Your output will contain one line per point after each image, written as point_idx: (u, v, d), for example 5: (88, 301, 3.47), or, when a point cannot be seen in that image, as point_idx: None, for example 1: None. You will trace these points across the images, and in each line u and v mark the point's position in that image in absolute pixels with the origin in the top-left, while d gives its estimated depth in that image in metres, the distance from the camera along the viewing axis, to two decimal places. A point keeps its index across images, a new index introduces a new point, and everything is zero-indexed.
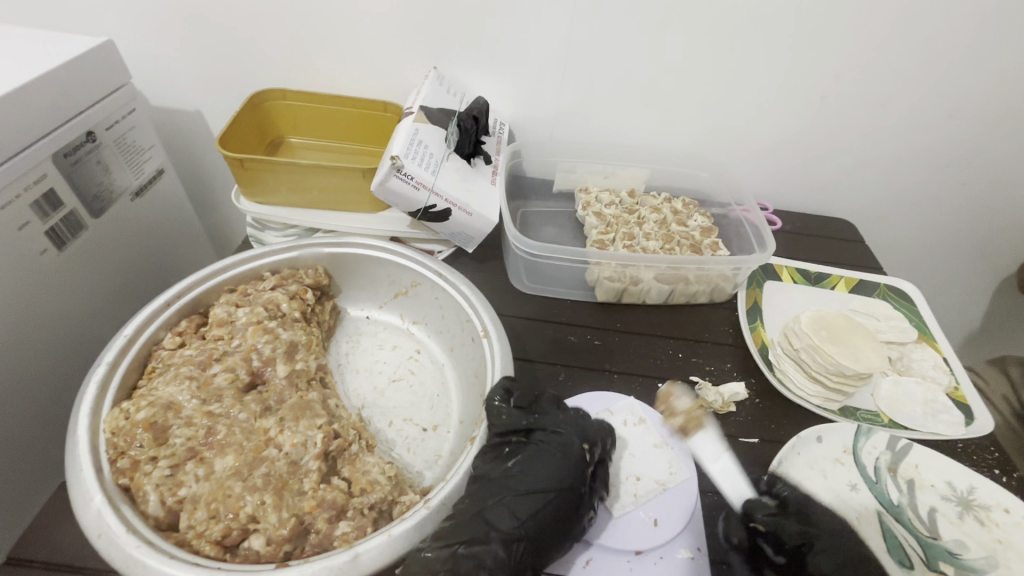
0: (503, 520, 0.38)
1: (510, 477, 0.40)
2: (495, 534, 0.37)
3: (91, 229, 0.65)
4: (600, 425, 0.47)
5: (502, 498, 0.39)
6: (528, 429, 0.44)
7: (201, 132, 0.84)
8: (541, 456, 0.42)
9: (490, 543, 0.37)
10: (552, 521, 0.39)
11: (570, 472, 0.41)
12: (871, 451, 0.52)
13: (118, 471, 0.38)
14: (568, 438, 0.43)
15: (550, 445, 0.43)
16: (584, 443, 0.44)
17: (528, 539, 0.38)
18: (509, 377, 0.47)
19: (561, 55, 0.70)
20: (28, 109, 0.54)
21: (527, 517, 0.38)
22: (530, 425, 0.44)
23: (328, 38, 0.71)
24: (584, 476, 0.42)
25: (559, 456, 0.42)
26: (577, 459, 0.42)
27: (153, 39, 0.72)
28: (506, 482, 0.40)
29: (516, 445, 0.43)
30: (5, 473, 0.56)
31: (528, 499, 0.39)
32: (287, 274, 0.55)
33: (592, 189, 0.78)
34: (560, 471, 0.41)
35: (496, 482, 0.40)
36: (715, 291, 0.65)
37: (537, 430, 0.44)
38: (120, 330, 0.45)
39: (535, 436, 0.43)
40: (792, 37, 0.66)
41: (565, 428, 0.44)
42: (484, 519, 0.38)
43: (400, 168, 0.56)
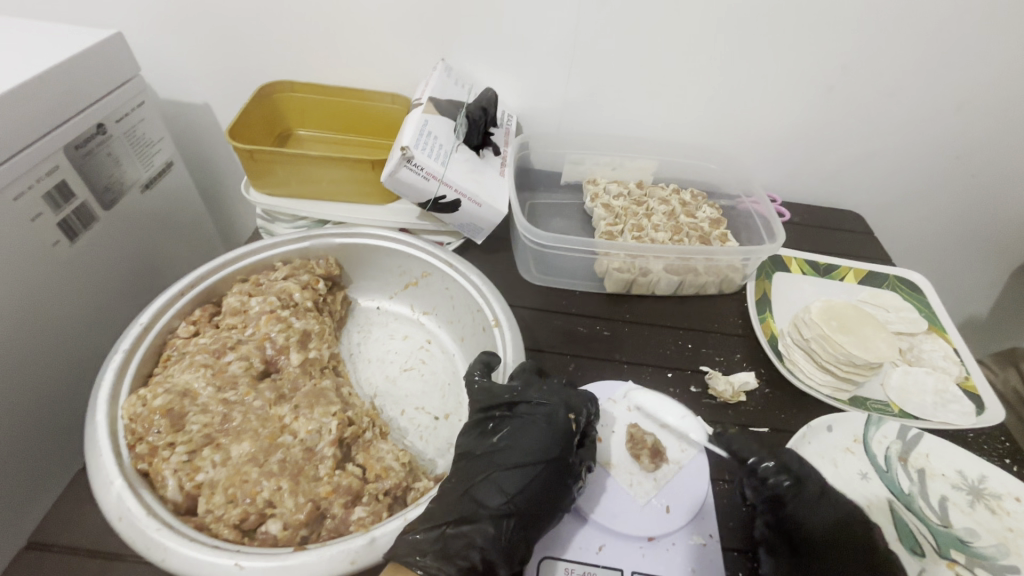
0: (491, 497, 0.38)
1: (496, 452, 0.41)
2: (484, 511, 0.38)
3: (102, 220, 0.65)
4: (582, 394, 0.46)
5: (489, 475, 0.40)
6: (511, 403, 0.44)
7: (210, 126, 0.84)
8: (526, 428, 0.42)
9: (479, 521, 0.37)
10: (543, 497, 0.39)
11: (556, 443, 0.41)
12: (882, 440, 0.52)
13: (137, 455, 0.38)
14: (552, 408, 0.43)
15: (533, 416, 0.43)
16: (569, 412, 0.43)
17: (517, 514, 0.38)
18: (489, 353, 0.50)
19: (567, 45, 0.70)
20: (40, 101, 0.54)
21: (514, 491, 0.39)
22: (513, 399, 0.44)
23: (336, 29, 0.71)
24: (569, 445, 0.42)
25: (543, 427, 0.42)
26: (563, 429, 0.42)
27: (162, 31, 0.72)
28: (492, 458, 0.41)
29: (500, 418, 0.44)
30: (22, 460, 0.57)
31: (516, 473, 0.39)
32: (299, 264, 0.55)
33: (600, 181, 0.78)
34: (544, 440, 0.41)
35: (484, 459, 0.41)
36: (724, 282, 0.65)
37: (520, 403, 0.44)
38: (135, 319, 0.45)
39: (519, 409, 0.44)
40: (801, 26, 0.66)
41: (549, 398, 0.44)
42: (473, 498, 0.39)
43: (411, 158, 0.56)
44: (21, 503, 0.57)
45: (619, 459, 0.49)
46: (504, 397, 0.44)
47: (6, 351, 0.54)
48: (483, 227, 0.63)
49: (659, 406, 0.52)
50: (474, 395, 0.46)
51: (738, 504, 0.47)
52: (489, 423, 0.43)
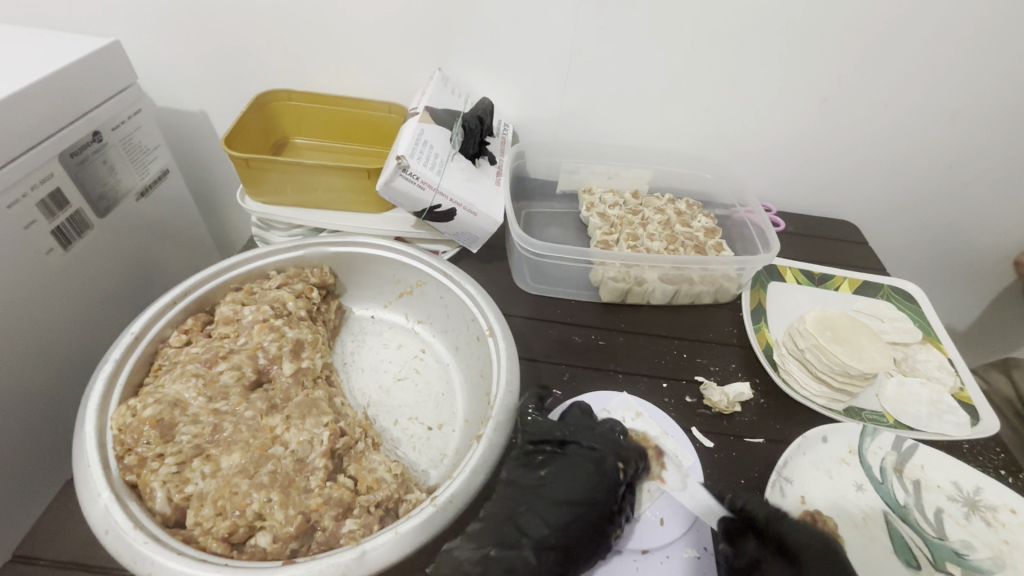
0: (535, 527, 0.39)
1: (542, 486, 0.41)
2: (528, 540, 0.38)
3: (97, 228, 0.65)
4: (637, 447, 0.46)
5: (532, 505, 0.40)
6: (562, 441, 0.45)
7: (206, 133, 0.84)
8: (575, 467, 0.42)
9: (522, 550, 0.38)
10: (586, 535, 0.40)
11: (604, 487, 0.42)
12: (877, 451, 0.52)
13: (125, 467, 0.38)
14: (604, 452, 0.44)
15: (586, 457, 0.43)
16: (618, 460, 0.44)
17: (560, 548, 0.39)
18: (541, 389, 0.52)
19: (564, 55, 0.70)
20: (35, 108, 0.54)
21: (557, 526, 0.39)
22: (564, 437, 0.45)
23: (334, 40, 0.71)
24: (616, 492, 0.42)
25: (594, 469, 0.42)
26: (611, 476, 0.43)
27: (159, 40, 0.72)
28: (538, 491, 0.41)
29: (549, 454, 0.44)
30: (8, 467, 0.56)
31: (562, 509, 0.40)
32: (293, 273, 0.55)
33: (595, 190, 0.78)
34: (593, 482, 0.42)
35: (529, 489, 0.41)
36: (719, 292, 0.65)
37: (571, 443, 0.44)
38: (126, 328, 0.45)
39: (568, 448, 0.44)
40: (796, 36, 0.66)
41: (601, 443, 0.45)
42: (517, 526, 0.39)
43: (406, 167, 0.56)
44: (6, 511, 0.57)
45: None
46: (556, 434, 0.45)
47: None
48: (479, 237, 0.63)
49: (651, 418, 0.53)
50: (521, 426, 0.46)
51: None
52: (538, 455, 0.44)
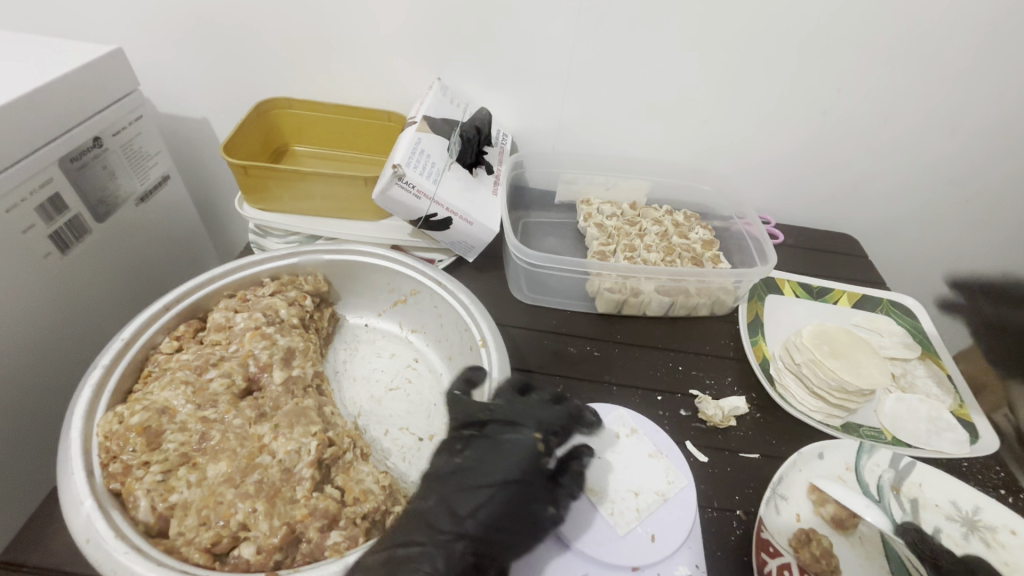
0: (445, 520, 0.39)
1: (457, 472, 0.42)
2: (439, 535, 0.38)
3: (95, 233, 0.66)
4: (562, 417, 0.48)
5: (442, 494, 0.41)
6: (482, 423, 0.46)
7: (207, 140, 0.85)
8: (493, 449, 0.44)
9: (428, 545, 0.38)
10: (501, 517, 0.40)
11: (522, 465, 0.43)
12: (874, 469, 0.51)
13: (110, 475, 0.37)
14: (523, 428, 0.46)
15: (504, 440, 0.45)
16: (537, 434, 0.45)
17: (470, 538, 0.39)
18: (472, 369, 0.52)
19: (563, 68, 0.71)
20: (37, 113, 0.55)
21: (470, 511, 0.40)
22: (484, 419, 0.46)
23: (336, 50, 0.72)
24: (535, 466, 0.44)
25: (510, 448, 0.44)
26: (529, 452, 0.44)
27: (164, 48, 0.73)
28: (453, 478, 0.42)
29: (468, 438, 0.45)
30: None
31: (473, 492, 0.41)
32: (287, 280, 0.55)
33: (594, 201, 0.78)
34: (509, 463, 0.43)
35: (444, 478, 0.42)
36: (716, 304, 0.65)
37: (489, 424, 0.46)
38: (117, 334, 0.44)
39: (487, 429, 0.46)
40: (794, 50, 0.67)
41: (522, 420, 0.46)
42: (428, 522, 0.39)
43: (401, 176, 0.56)
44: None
45: (606, 484, 0.47)
46: (477, 417, 0.47)
47: None
48: (475, 246, 0.63)
49: (647, 435, 0.51)
50: (451, 410, 0.49)
51: (727, 531, 0.46)
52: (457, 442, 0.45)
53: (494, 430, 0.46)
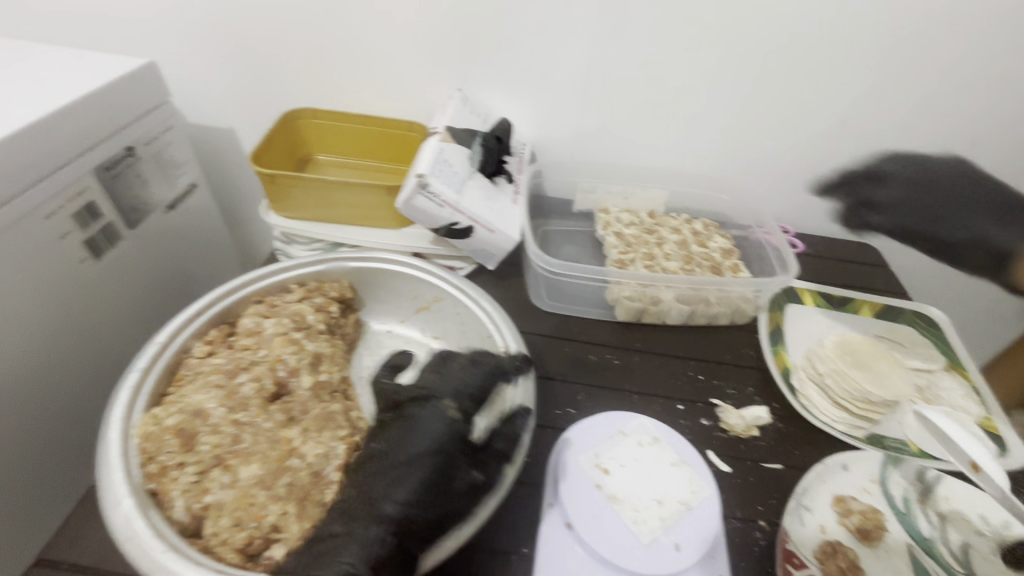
0: (365, 505, 0.38)
1: (373, 458, 0.41)
2: (358, 519, 0.37)
3: (127, 239, 0.69)
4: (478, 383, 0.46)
5: (363, 481, 0.39)
6: (400, 406, 0.44)
7: (232, 149, 0.87)
8: (406, 428, 0.41)
9: (350, 530, 0.36)
10: (420, 490, 0.38)
11: (435, 436, 0.41)
12: (900, 481, 0.50)
13: (147, 475, 0.38)
14: (437, 397, 0.43)
15: (417, 416, 0.42)
16: (449, 404, 0.43)
17: (390, 515, 0.37)
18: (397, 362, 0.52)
19: (579, 79, 0.72)
20: (72, 124, 0.58)
21: (388, 492, 0.38)
22: (401, 402, 0.44)
23: (360, 62, 0.74)
24: (450, 436, 0.41)
25: (422, 424, 0.41)
26: (443, 424, 0.42)
27: (194, 61, 0.76)
28: (370, 465, 0.40)
29: (388, 423, 0.44)
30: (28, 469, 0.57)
31: (387, 474, 0.39)
32: (314, 286, 0.56)
33: (612, 211, 0.78)
34: (422, 436, 0.41)
35: (365, 463, 0.41)
36: (736, 313, 0.65)
37: (407, 404, 0.44)
38: (153, 338, 0.46)
39: (404, 411, 0.43)
40: (808, 61, 0.68)
41: (438, 392, 0.44)
42: (348, 508, 0.38)
43: (426, 185, 0.57)
44: (24, 517, 0.58)
45: (628, 492, 0.45)
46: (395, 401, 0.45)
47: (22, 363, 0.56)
48: (496, 254, 0.64)
49: (669, 445, 0.49)
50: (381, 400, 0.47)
51: (750, 542, 0.46)
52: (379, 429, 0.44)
53: (410, 407, 0.44)
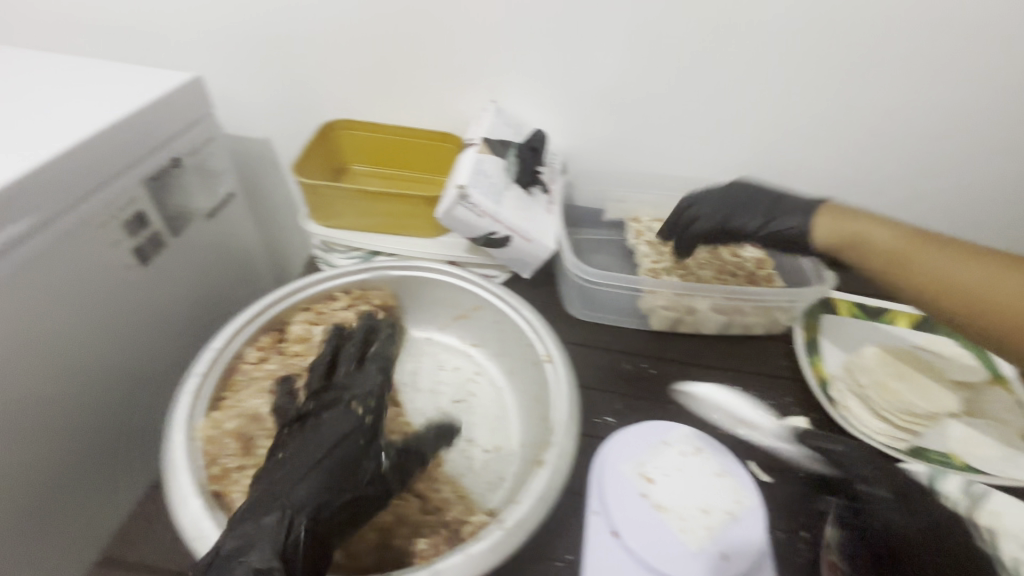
0: (274, 509, 0.37)
1: (278, 464, 0.40)
2: (263, 521, 0.36)
3: (171, 246, 0.71)
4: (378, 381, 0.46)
5: (270, 487, 0.38)
6: (302, 417, 0.43)
7: (268, 160, 0.89)
8: (314, 434, 0.41)
9: (259, 535, 0.35)
10: (332, 484, 0.39)
11: (341, 434, 0.41)
12: (946, 496, 0.49)
13: (211, 478, 0.41)
14: (346, 400, 0.44)
15: (324, 417, 0.43)
16: (353, 403, 0.44)
17: (302, 511, 0.37)
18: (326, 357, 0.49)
19: (613, 90, 0.73)
20: (122, 138, 0.60)
21: (299, 492, 0.38)
22: (304, 412, 0.43)
23: (396, 76, 0.76)
24: (356, 434, 0.42)
25: (331, 426, 0.42)
26: (353, 422, 0.42)
27: (236, 75, 0.78)
28: (275, 472, 0.39)
29: (290, 432, 0.42)
30: (72, 468, 0.59)
31: (295, 476, 0.39)
32: (358, 295, 0.58)
33: (643, 220, 0.78)
34: (330, 437, 0.41)
35: (267, 471, 0.40)
36: (771, 324, 0.64)
37: (308, 412, 0.43)
38: (210, 343, 0.47)
39: (308, 418, 0.43)
40: (840, 72, 0.68)
41: (342, 396, 0.45)
42: (256, 514, 0.37)
43: (466, 197, 0.58)
44: (63, 514, 0.59)
45: (675, 500, 0.45)
46: (296, 411, 0.44)
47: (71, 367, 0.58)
48: (532, 263, 0.64)
49: (713, 455, 0.49)
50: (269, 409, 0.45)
51: (794, 552, 0.46)
52: (281, 437, 0.42)
53: (318, 408, 0.44)
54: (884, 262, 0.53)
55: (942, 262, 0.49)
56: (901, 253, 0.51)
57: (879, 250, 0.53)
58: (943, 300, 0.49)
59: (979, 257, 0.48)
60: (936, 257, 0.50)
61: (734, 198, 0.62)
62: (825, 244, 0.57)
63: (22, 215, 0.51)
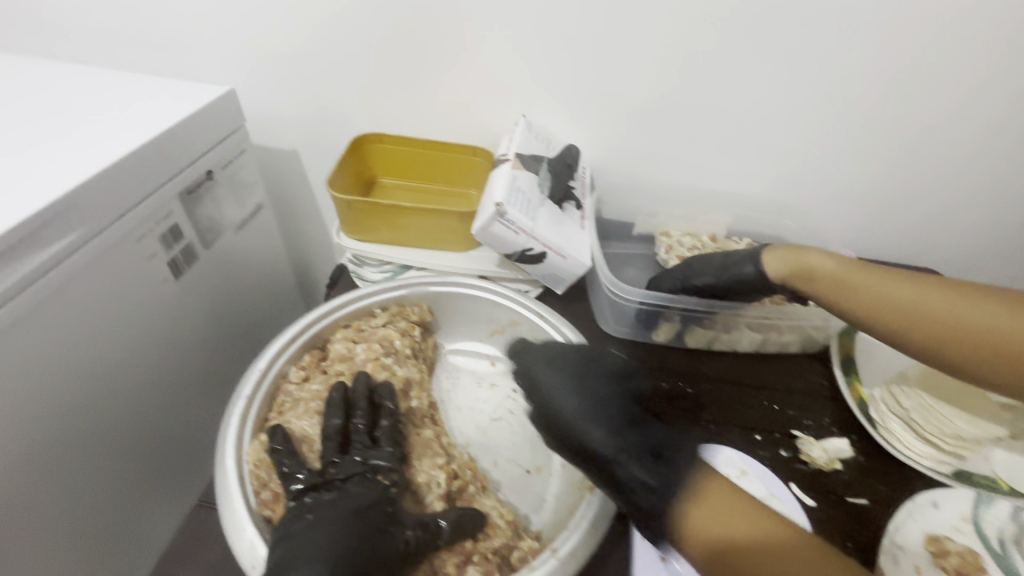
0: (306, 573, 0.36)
1: (307, 528, 0.39)
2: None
3: (202, 258, 0.71)
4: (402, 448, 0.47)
5: (300, 550, 0.38)
6: (323, 484, 0.43)
7: (296, 171, 0.89)
8: (341, 502, 0.42)
9: None
10: (364, 551, 0.39)
11: (372, 501, 0.42)
12: (993, 521, 0.49)
13: (263, 503, 0.42)
14: (374, 468, 0.44)
15: (351, 484, 0.43)
16: (381, 474, 0.44)
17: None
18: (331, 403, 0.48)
19: (645, 104, 0.73)
20: (161, 152, 0.60)
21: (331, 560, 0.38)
22: (325, 478, 0.43)
23: (428, 90, 0.76)
24: (389, 503, 0.42)
25: (359, 495, 0.42)
26: (382, 490, 0.43)
27: (267, 88, 0.79)
28: (304, 536, 0.39)
29: (312, 496, 0.42)
30: (103, 483, 0.60)
31: (325, 543, 0.38)
32: (396, 310, 0.58)
33: (673, 233, 0.80)
34: (359, 504, 0.41)
35: (295, 535, 0.39)
36: (807, 341, 0.64)
37: (330, 477, 0.43)
38: (254, 364, 0.48)
39: (332, 485, 0.43)
40: (878, 87, 0.67)
41: (366, 461, 0.45)
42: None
43: (504, 214, 0.58)
44: (105, 527, 0.61)
45: None
46: (316, 477, 0.43)
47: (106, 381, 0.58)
48: (565, 279, 0.64)
49: (758, 479, 0.51)
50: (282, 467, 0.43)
51: None
52: (303, 501, 0.41)
53: (341, 476, 0.43)
54: (831, 287, 0.56)
55: (876, 284, 0.53)
56: (847, 277, 0.55)
57: (825, 276, 0.56)
58: (881, 318, 0.52)
59: (909, 277, 0.52)
60: (873, 279, 0.53)
61: (694, 262, 0.65)
62: (778, 275, 0.59)
63: (66, 232, 0.51)
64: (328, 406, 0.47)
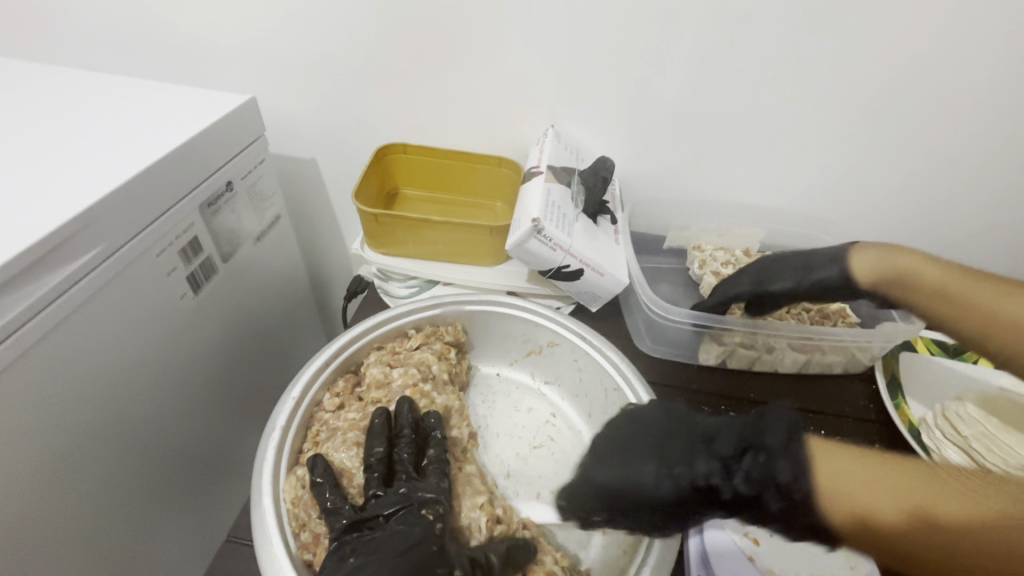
0: None
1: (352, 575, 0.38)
2: None
3: (221, 272, 0.69)
4: (442, 481, 0.45)
5: None
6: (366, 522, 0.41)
7: (314, 180, 0.87)
8: (384, 542, 0.39)
9: None
10: None
11: (416, 539, 0.40)
12: None
13: (303, 545, 0.41)
14: (416, 502, 0.42)
15: (394, 521, 0.41)
16: (424, 507, 0.42)
17: None
18: (369, 434, 0.46)
19: (680, 113, 0.71)
20: (182, 163, 0.58)
21: None
22: (367, 516, 0.41)
23: (453, 99, 0.74)
24: (433, 540, 0.40)
25: (401, 534, 0.40)
26: (426, 525, 0.41)
27: (287, 96, 0.77)
28: None
29: (355, 538, 0.40)
30: (121, 512, 0.57)
31: None
32: (431, 331, 0.57)
33: (706, 247, 0.77)
34: (403, 543, 0.39)
35: None
36: (851, 362, 0.62)
37: (372, 515, 0.42)
38: (288, 394, 0.47)
39: (376, 524, 0.41)
40: (922, 99, 0.65)
41: (408, 496, 0.43)
42: None
43: (541, 230, 0.56)
44: (129, 554, 0.59)
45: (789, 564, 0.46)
46: (357, 515, 0.41)
47: (123, 405, 0.55)
48: (601, 295, 0.62)
49: None
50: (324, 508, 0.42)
51: None
52: (346, 543, 0.40)
53: (383, 512, 0.42)
54: (929, 296, 0.53)
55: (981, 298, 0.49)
56: (947, 287, 0.51)
57: (923, 283, 0.53)
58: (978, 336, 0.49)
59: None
60: (980, 291, 0.49)
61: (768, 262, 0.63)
62: (869, 280, 0.57)
63: (85, 250, 0.49)
64: (370, 434, 0.46)
